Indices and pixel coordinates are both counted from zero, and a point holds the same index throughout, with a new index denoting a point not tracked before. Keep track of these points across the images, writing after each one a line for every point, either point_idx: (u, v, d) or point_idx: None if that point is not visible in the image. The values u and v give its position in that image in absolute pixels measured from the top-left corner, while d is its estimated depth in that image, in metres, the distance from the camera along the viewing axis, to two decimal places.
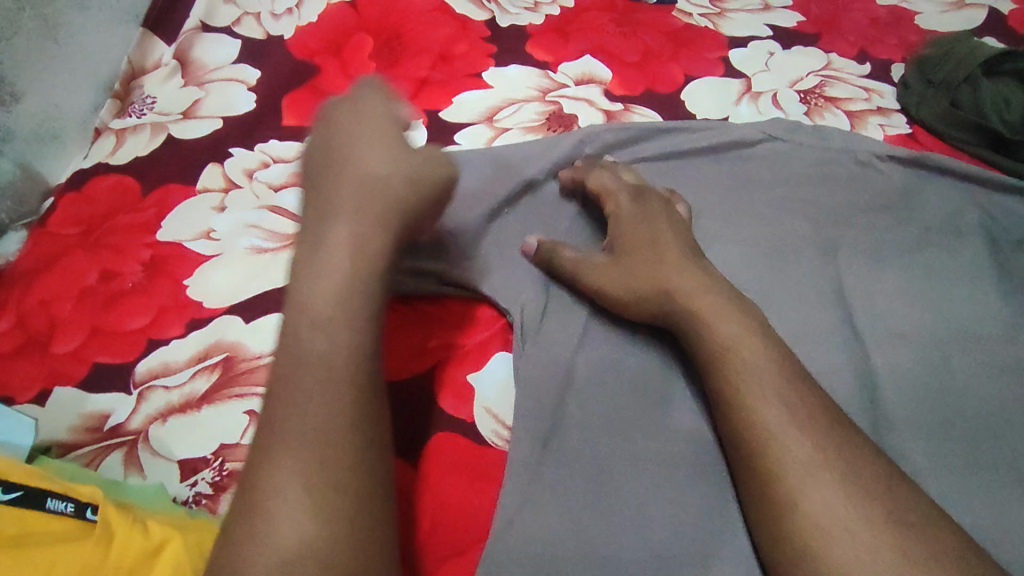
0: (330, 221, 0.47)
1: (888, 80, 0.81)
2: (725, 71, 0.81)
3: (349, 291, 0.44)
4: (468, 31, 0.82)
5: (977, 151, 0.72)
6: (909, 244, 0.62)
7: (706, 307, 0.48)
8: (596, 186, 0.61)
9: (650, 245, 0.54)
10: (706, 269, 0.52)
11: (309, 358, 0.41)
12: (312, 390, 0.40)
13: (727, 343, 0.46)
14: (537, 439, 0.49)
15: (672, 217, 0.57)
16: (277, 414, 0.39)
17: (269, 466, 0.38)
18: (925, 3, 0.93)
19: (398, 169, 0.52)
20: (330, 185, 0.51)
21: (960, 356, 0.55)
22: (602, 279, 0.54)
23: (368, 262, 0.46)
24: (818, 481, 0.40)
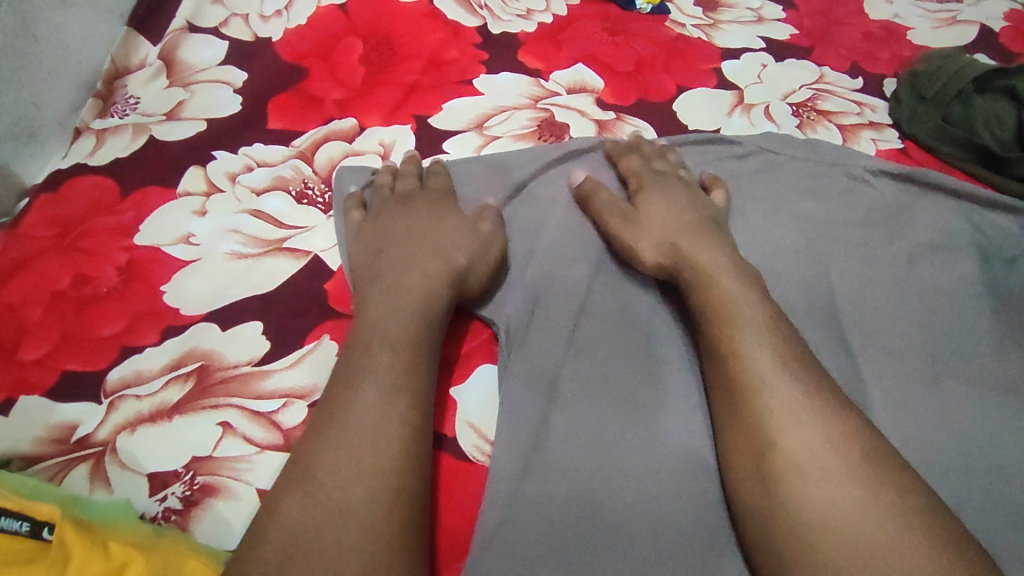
0: (401, 268, 0.52)
1: (879, 95, 0.81)
2: (718, 83, 0.81)
3: (425, 316, 0.49)
4: (460, 37, 0.82)
5: (968, 167, 0.71)
6: (902, 260, 0.61)
7: (712, 268, 0.51)
8: (627, 166, 0.64)
9: (670, 214, 0.57)
10: (715, 238, 0.55)
11: (376, 368, 0.44)
12: (374, 393, 0.43)
13: (727, 309, 0.48)
14: (520, 455, 0.48)
15: (695, 197, 0.60)
16: (342, 405, 0.43)
17: (327, 448, 0.40)
18: (916, 19, 0.94)
19: (468, 232, 0.57)
20: (399, 234, 0.56)
21: (952, 375, 0.54)
22: (622, 231, 0.57)
23: (432, 306, 0.50)
24: (802, 423, 0.41)
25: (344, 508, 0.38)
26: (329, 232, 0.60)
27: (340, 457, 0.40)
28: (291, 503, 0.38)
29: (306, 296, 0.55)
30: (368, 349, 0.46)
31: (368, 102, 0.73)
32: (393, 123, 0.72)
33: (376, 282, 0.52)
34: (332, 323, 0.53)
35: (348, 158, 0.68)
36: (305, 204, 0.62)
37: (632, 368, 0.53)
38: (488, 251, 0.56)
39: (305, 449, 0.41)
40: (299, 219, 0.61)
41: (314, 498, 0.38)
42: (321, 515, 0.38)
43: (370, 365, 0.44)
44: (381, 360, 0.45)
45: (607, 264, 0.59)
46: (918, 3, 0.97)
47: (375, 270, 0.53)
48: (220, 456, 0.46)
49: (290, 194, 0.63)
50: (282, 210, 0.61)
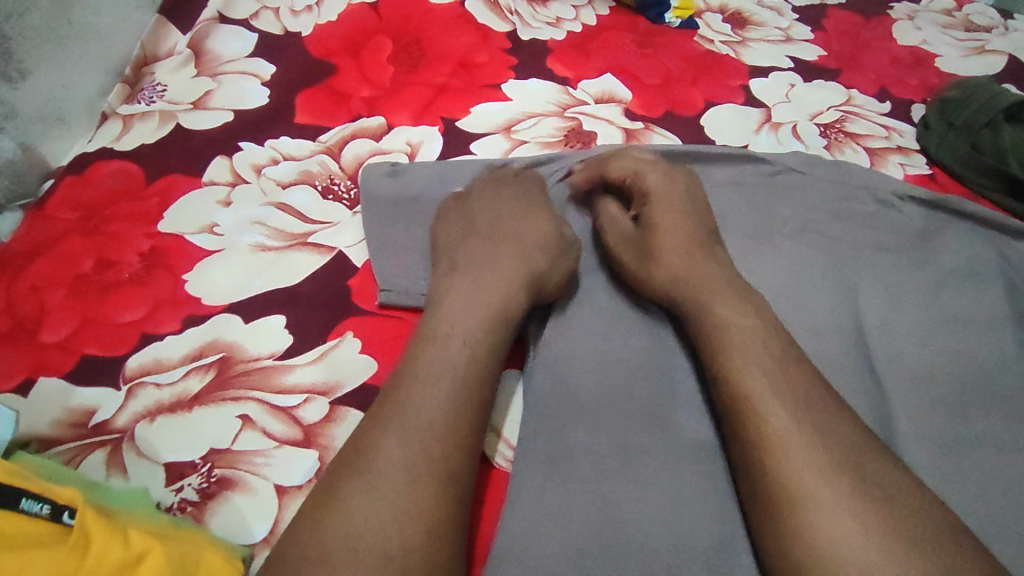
0: (481, 259, 0.53)
1: (908, 120, 0.81)
2: (746, 100, 0.81)
3: (487, 320, 0.48)
4: (489, 41, 0.82)
5: (997, 198, 0.71)
6: (928, 286, 0.60)
7: (710, 292, 0.51)
8: (621, 168, 0.61)
9: (677, 233, 0.56)
10: (716, 262, 0.54)
11: (449, 371, 0.44)
12: (439, 403, 0.42)
13: (743, 351, 0.46)
14: (541, 462, 0.47)
15: (696, 206, 0.58)
16: (404, 398, 0.42)
17: (385, 441, 0.40)
18: (945, 46, 0.94)
19: (544, 231, 0.56)
20: (479, 228, 0.57)
21: (980, 406, 0.53)
22: (625, 255, 0.57)
23: (507, 302, 0.49)
24: (833, 488, 0.39)
25: (408, 502, 0.38)
26: (354, 230, 0.59)
27: (375, 499, 0.37)
28: (355, 494, 0.38)
29: (330, 291, 0.54)
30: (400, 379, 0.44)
31: (396, 101, 0.73)
32: (420, 123, 0.72)
33: (451, 274, 0.52)
34: (355, 320, 0.52)
35: (374, 156, 0.68)
36: (331, 200, 0.62)
37: (655, 381, 0.52)
38: (564, 250, 0.56)
39: (359, 442, 0.40)
40: (325, 215, 0.60)
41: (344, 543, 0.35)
42: (384, 507, 0.37)
43: (442, 362, 0.44)
44: (444, 357, 0.44)
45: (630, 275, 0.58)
46: (946, 30, 0.97)
47: (449, 266, 0.53)
48: (239, 449, 0.45)
49: (316, 188, 0.63)
50: (307, 204, 0.61)
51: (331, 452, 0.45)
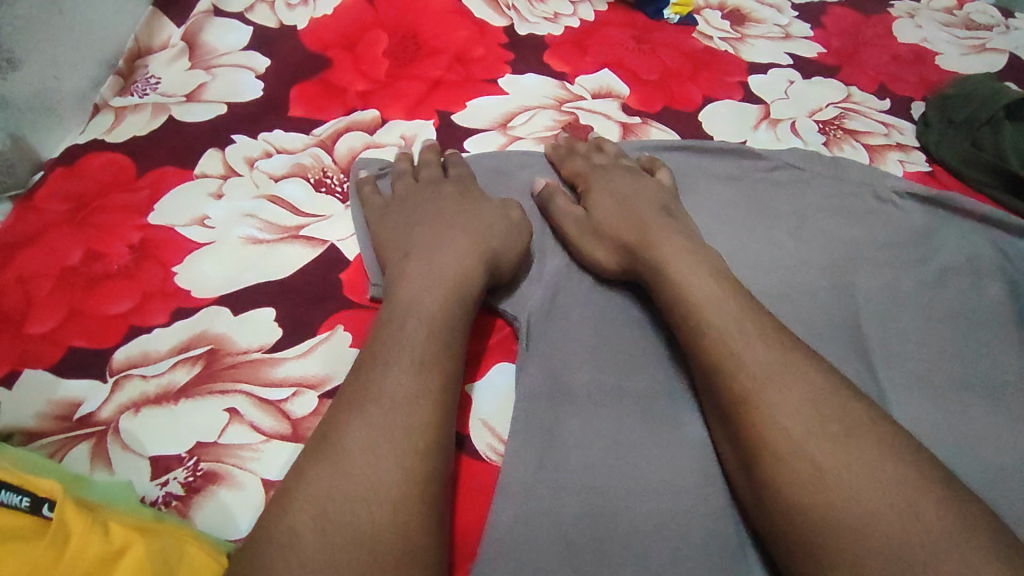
0: (431, 243, 0.52)
1: (907, 117, 0.80)
2: (744, 96, 0.80)
3: (446, 299, 0.47)
4: (486, 37, 0.82)
5: (996, 195, 0.70)
6: (927, 283, 0.60)
7: (664, 254, 0.51)
8: (570, 171, 0.64)
9: (624, 211, 0.57)
10: (668, 227, 0.55)
11: (410, 345, 0.44)
12: (403, 376, 0.42)
13: (721, 326, 0.45)
14: (532, 457, 0.46)
15: (638, 185, 0.60)
16: (367, 380, 0.42)
17: (349, 424, 0.39)
18: (945, 44, 0.93)
19: (495, 216, 0.56)
20: (432, 217, 0.56)
21: (978, 404, 0.53)
22: (581, 238, 0.57)
23: (462, 284, 0.49)
24: (815, 451, 0.39)
25: (375, 482, 0.37)
26: (346, 223, 0.59)
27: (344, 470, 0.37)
28: (324, 464, 0.38)
29: (322, 284, 0.53)
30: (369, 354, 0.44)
31: (391, 95, 0.73)
32: (415, 117, 0.71)
33: (403, 262, 0.51)
34: (346, 314, 0.52)
35: (368, 150, 0.67)
36: (323, 193, 0.61)
37: (650, 376, 0.51)
38: (517, 235, 0.56)
39: (322, 430, 0.40)
40: (317, 208, 0.60)
41: (315, 514, 0.35)
42: (350, 487, 0.37)
43: (403, 343, 0.43)
44: (407, 338, 0.44)
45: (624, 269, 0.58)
46: (946, 29, 0.97)
47: (401, 256, 0.52)
48: (224, 443, 0.44)
49: (308, 181, 0.62)
50: (299, 197, 0.60)
51: None
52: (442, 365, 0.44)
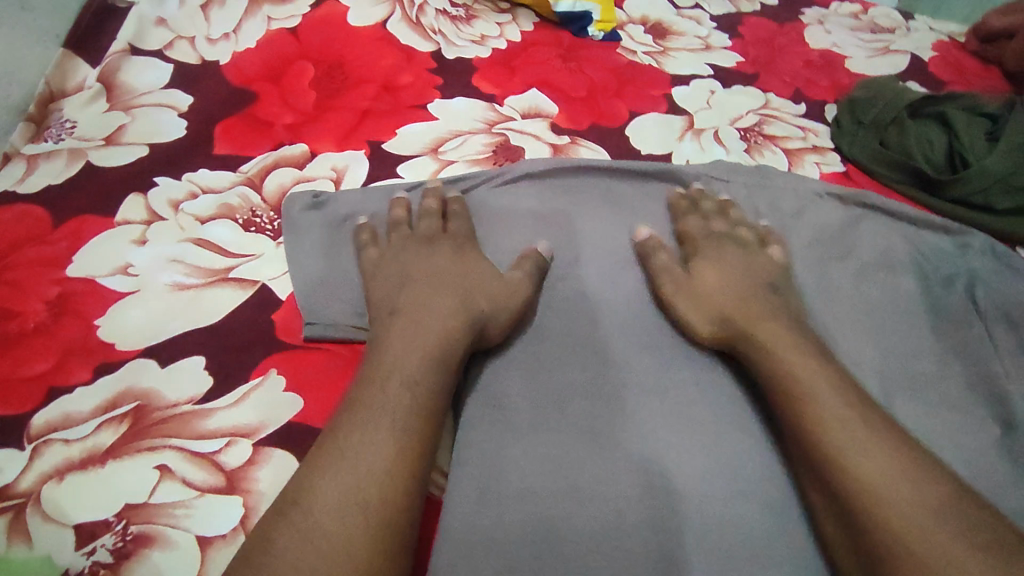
0: (420, 298, 0.52)
1: (822, 120, 0.84)
2: (669, 108, 0.83)
3: (432, 364, 0.46)
4: (414, 63, 0.82)
5: (909, 191, 0.74)
6: (849, 279, 0.63)
7: (773, 342, 0.51)
8: (683, 227, 0.63)
9: (728, 286, 0.56)
10: (777, 312, 0.54)
11: (388, 412, 0.43)
12: (377, 447, 0.41)
13: (838, 415, 0.45)
14: (471, 488, 0.46)
15: (751, 262, 0.59)
16: (341, 444, 0.41)
17: (322, 491, 0.38)
18: (853, 48, 1.00)
19: (482, 269, 0.56)
20: (418, 270, 0.55)
21: (899, 392, 0.55)
22: (677, 298, 0.56)
23: (449, 347, 0.48)
24: (944, 554, 0.37)
25: (349, 554, 0.36)
26: (277, 262, 0.58)
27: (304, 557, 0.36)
28: (283, 547, 0.36)
29: (253, 328, 0.52)
30: (337, 422, 0.42)
31: (320, 128, 0.73)
32: (346, 149, 0.71)
33: (391, 320, 0.50)
34: (279, 356, 0.50)
35: (298, 184, 0.67)
36: (253, 232, 0.60)
37: (591, 393, 0.51)
38: (505, 286, 0.54)
39: (292, 498, 0.39)
40: (247, 248, 0.59)
41: None
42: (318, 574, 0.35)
43: (382, 411, 0.43)
44: (386, 400, 0.43)
45: (558, 286, 0.58)
46: (854, 33, 1.04)
47: (392, 313, 0.51)
48: (155, 503, 0.42)
49: (237, 222, 0.61)
50: (228, 238, 0.59)
51: (255, 496, 0.43)
52: (419, 429, 0.43)
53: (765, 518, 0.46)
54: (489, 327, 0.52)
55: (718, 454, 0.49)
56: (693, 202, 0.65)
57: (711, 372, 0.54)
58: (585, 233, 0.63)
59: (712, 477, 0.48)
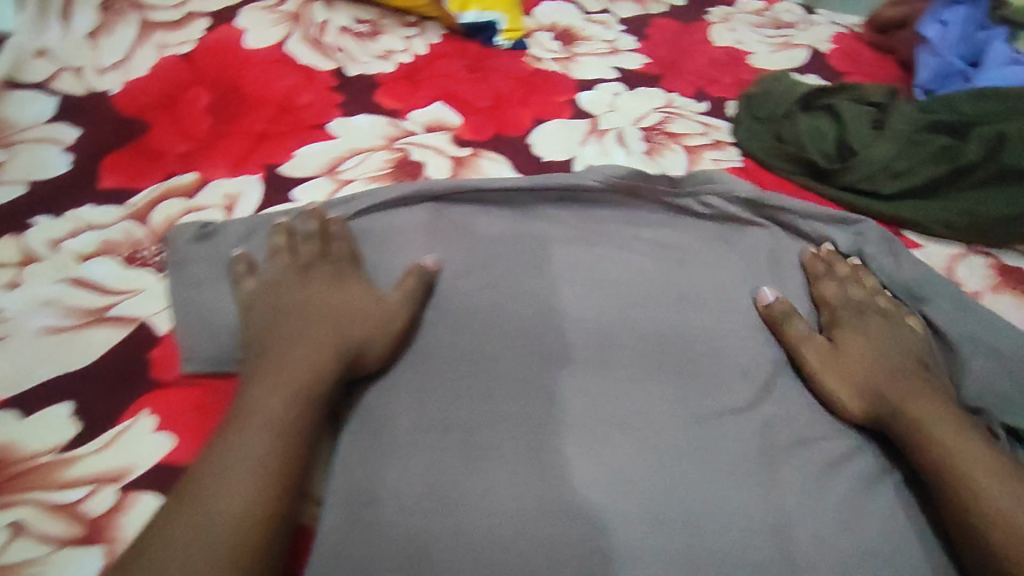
0: (292, 332, 0.52)
1: (724, 116, 0.86)
2: (574, 114, 0.84)
3: (298, 401, 0.47)
4: (315, 81, 0.81)
5: (804, 180, 0.76)
6: (740, 277, 0.64)
7: (928, 421, 0.52)
8: (821, 294, 0.64)
9: (874, 363, 0.58)
10: (935, 394, 0.54)
11: (246, 454, 0.43)
12: (231, 489, 0.42)
13: (1009, 519, 0.47)
14: (344, 516, 0.46)
15: (897, 336, 0.60)
16: (189, 494, 0.42)
17: (166, 544, 0.39)
18: (756, 44, 1.03)
19: (357, 296, 0.56)
20: (295, 301, 0.55)
21: (784, 382, 0.58)
22: (825, 373, 0.57)
23: (317, 381, 0.49)
24: None
25: None
26: (160, 297, 0.56)
27: None
28: None
29: (129, 369, 0.51)
30: (197, 465, 0.43)
31: (213, 154, 0.71)
32: (240, 174, 0.70)
33: (261, 356, 0.50)
34: (154, 396, 0.49)
35: (188, 214, 0.65)
36: (136, 266, 0.58)
37: (481, 410, 0.52)
38: (381, 313, 0.55)
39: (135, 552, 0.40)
40: (129, 284, 0.57)
41: None
42: None
43: (240, 453, 0.43)
44: (241, 446, 0.44)
45: (453, 302, 0.58)
46: (757, 29, 1.07)
47: (264, 348, 0.51)
48: (8, 561, 0.41)
49: (119, 257, 0.59)
50: (108, 275, 0.57)
51: (120, 544, 0.42)
52: (273, 472, 0.43)
53: (645, 521, 0.48)
54: (361, 354, 0.52)
55: (607, 460, 0.50)
56: (828, 266, 0.65)
57: (602, 376, 0.55)
58: (482, 246, 0.63)
59: (595, 484, 0.49)
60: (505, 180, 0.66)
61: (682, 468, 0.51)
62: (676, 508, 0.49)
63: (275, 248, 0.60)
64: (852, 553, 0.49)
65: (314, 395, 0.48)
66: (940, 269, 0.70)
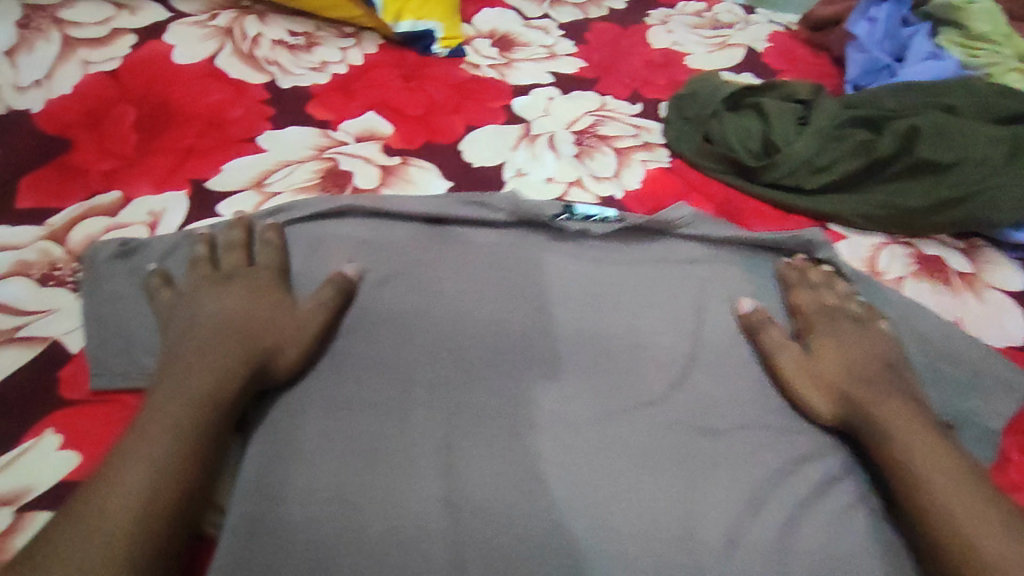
0: (199, 336, 0.52)
1: (656, 117, 0.88)
2: (507, 119, 0.85)
3: (201, 403, 0.48)
4: (246, 95, 0.81)
5: (730, 179, 0.78)
6: (659, 277, 0.66)
7: (895, 424, 0.51)
8: (796, 300, 0.63)
9: (845, 366, 0.56)
10: (902, 396, 0.54)
11: (145, 456, 0.44)
12: (127, 490, 0.42)
13: (963, 516, 0.46)
14: (246, 525, 0.46)
15: (869, 340, 0.58)
16: (91, 499, 0.42)
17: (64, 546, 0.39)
18: (693, 45, 1.05)
19: (268, 300, 0.57)
20: (206, 306, 0.55)
21: (702, 374, 0.59)
22: (795, 377, 0.57)
23: (222, 383, 0.49)
24: None
25: None
26: (72, 315, 0.56)
27: None
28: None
29: (37, 389, 0.51)
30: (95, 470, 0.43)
31: (138, 172, 0.71)
32: (166, 190, 0.70)
33: (168, 361, 0.51)
34: (61, 415, 0.50)
35: (110, 233, 0.65)
36: (51, 286, 0.58)
37: (393, 416, 0.53)
38: (291, 316, 0.56)
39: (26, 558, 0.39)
40: (42, 303, 0.57)
41: None
42: None
43: (140, 456, 0.44)
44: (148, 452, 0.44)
45: (368, 311, 0.59)
46: (695, 31, 1.09)
47: (173, 356, 0.51)
48: None
49: (33, 277, 0.59)
50: (20, 295, 0.57)
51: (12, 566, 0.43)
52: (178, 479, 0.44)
53: (550, 519, 0.49)
54: (272, 365, 0.53)
55: (517, 462, 0.51)
56: (802, 273, 0.65)
57: (516, 377, 0.56)
58: (404, 255, 0.64)
59: (501, 484, 0.50)
60: (430, 195, 0.68)
61: (590, 467, 0.52)
62: (579, 505, 0.50)
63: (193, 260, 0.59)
64: (758, 542, 0.50)
65: (222, 405, 0.48)
66: (862, 259, 0.72)
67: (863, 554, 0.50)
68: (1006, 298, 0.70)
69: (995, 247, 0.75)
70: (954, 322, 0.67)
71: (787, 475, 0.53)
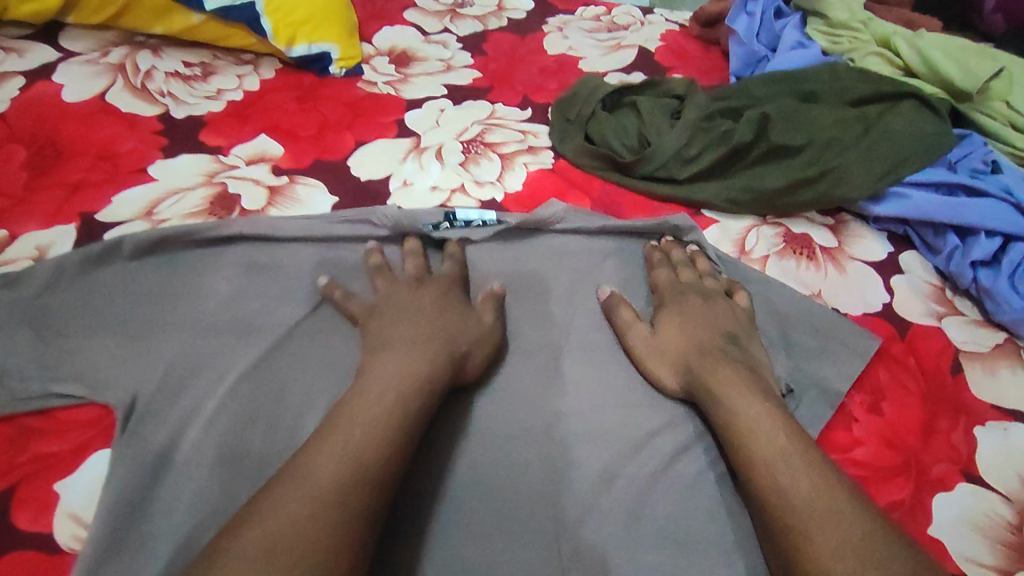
0: (413, 321, 0.59)
1: (545, 122, 0.91)
2: (398, 132, 0.88)
3: (425, 374, 0.54)
4: (137, 128, 0.83)
5: (609, 175, 0.81)
6: (531, 272, 0.69)
7: (722, 381, 0.56)
8: (654, 280, 0.68)
9: (687, 335, 0.61)
10: (733, 359, 0.58)
11: (385, 407, 0.51)
12: (370, 430, 0.49)
13: (767, 454, 0.51)
14: (110, 534, 0.50)
15: (714, 310, 0.63)
16: (335, 435, 0.48)
17: (305, 485, 0.44)
18: (587, 49, 1.09)
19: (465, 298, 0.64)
20: (390, 317, 0.60)
21: (567, 362, 0.63)
22: (643, 351, 0.62)
23: (439, 361, 0.56)
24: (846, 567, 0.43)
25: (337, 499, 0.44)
26: None
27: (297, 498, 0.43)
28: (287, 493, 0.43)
29: None
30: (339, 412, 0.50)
31: (26, 209, 0.72)
32: (54, 225, 0.71)
33: (390, 339, 0.58)
34: None
35: None
36: None
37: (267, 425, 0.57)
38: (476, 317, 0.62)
39: (260, 499, 0.43)
40: None
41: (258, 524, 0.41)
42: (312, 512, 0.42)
43: (379, 407, 0.50)
44: (346, 448, 0.47)
45: (246, 329, 0.63)
46: (590, 35, 1.13)
47: (370, 361, 0.56)
48: None
49: None
50: None
51: None
52: (391, 454, 0.48)
53: (410, 506, 0.53)
54: (463, 362, 0.58)
55: None
56: (663, 256, 0.70)
57: None
58: (287, 273, 0.67)
59: None
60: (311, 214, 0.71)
61: (453, 455, 0.56)
62: (436, 494, 0.54)
63: (78, 296, 0.64)
64: (601, 512, 0.54)
65: (418, 401, 0.53)
66: (733, 240, 0.76)
67: (694, 513, 0.54)
68: (866, 268, 0.74)
69: (860, 220, 0.79)
70: (813, 295, 0.71)
71: (632, 450, 0.57)
